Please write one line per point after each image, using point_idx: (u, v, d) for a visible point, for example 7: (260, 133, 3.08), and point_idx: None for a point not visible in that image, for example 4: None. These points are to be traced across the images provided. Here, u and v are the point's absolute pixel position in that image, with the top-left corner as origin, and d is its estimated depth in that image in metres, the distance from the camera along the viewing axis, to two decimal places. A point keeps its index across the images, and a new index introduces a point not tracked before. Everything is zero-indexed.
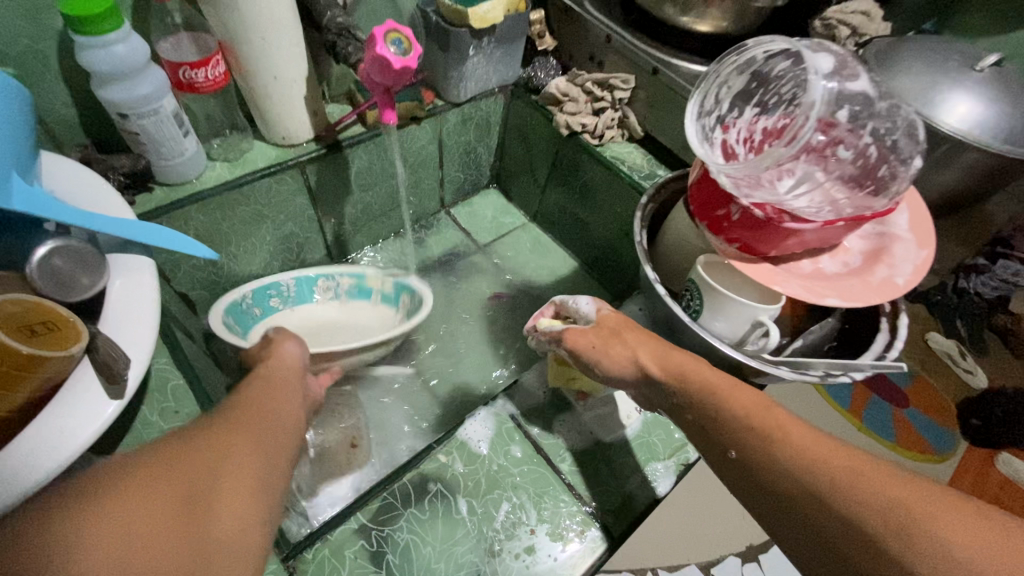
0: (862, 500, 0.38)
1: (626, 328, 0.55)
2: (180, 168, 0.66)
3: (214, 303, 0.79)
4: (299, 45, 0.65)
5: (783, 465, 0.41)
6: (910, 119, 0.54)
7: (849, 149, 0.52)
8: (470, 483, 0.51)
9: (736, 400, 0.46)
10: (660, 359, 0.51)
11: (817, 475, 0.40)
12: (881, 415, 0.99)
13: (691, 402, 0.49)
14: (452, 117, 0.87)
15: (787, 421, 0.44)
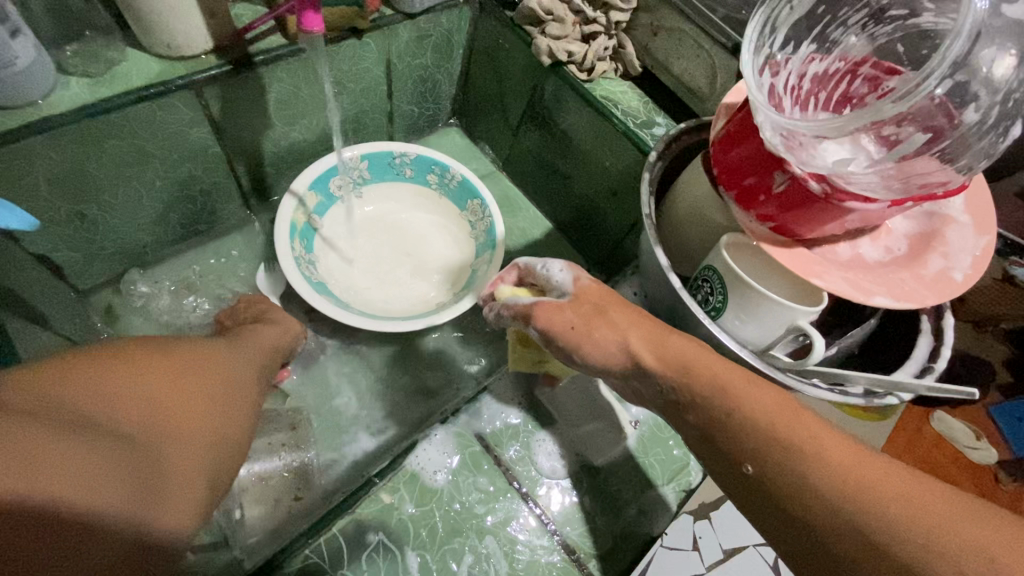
0: (928, 532, 0.29)
1: (613, 303, 0.41)
2: (5, 84, 0.46)
3: (89, 267, 0.61)
4: None
5: (820, 489, 0.32)
6: None
7: (974, 110, 0.37)
8: (423, 530, 0.39)
9: (754, 400, 0.35)
10: (659, 348, 0.38)
11: (863, 503, 0.31)
12: None
13: (694, 403, 0.36)
14: (404, 33, 0.68)
15: (818, 427, 0.34)
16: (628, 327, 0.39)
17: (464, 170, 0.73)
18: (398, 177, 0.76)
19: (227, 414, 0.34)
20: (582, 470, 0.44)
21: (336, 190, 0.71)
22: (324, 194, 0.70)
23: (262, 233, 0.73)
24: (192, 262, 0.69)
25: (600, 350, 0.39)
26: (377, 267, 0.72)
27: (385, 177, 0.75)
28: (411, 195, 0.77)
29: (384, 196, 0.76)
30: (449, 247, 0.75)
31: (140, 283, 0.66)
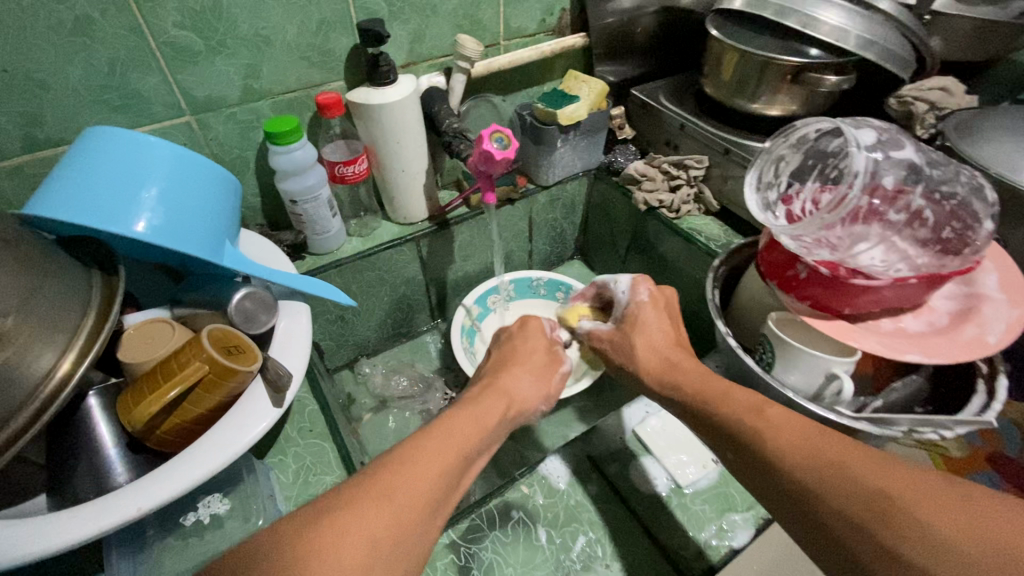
0: (838, 483, 0.38)
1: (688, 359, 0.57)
2: (326, 241, 0.82)
3: (338, 353, 0.93)
4: (423, 145, 0.82)
5: (771, 452, 0.42)
6: (975, 179, 0.56)
7: (898, 212, 0.58)
8: (550, 514, 0.55)
9: (728, 404, 0.48)
10: (663, 365, 0.56)
11: (803, 464, 0.40)
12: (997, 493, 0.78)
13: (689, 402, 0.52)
14: (541, 198, 0.99)
15: (788, 419, 0.44)
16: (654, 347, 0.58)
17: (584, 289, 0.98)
18: (534, 295, 1.03)
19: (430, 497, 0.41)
20: (671, 489, 0.58)
21: (491, 305, 1.00)
22: (483, 305, 0.99)
23: (441, 335, 1.04)
24: (395, 354, 1.01)
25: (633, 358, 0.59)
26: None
27: (525, 295, 1.03)
28: (544, 307, 1.03)
29: (525, 309, 1.03)
30: None
31: (364, 366, 0.97)
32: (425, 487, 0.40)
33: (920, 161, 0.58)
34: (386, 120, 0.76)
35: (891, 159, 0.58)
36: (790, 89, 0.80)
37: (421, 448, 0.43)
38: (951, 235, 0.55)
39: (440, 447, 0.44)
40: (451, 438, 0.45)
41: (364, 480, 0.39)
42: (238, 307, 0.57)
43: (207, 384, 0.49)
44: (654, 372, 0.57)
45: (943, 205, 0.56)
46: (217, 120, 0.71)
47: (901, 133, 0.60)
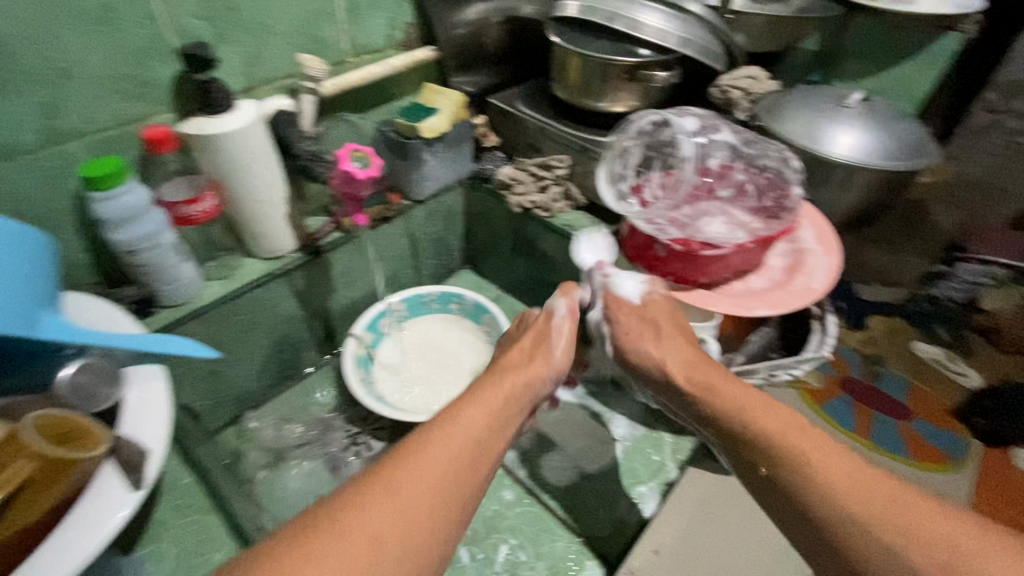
0: (894, 531, 0.38)
1: (665, 317, 0.61)
2: (181, 290, 0.74)
3: (216, 412, 0.84)
4: (278, 174, 0.77)
5: (819, 483, 0.42)
6: (782, 152, 0.65)
7: (727, 188, 0.66)
8: (469, 531, 0.54)
9: (760, 418, 0.48)
10: (690, 373, 0.56)
11: (853, 509, 0.40)
12: (845, 410, 1.05)
13: (718, 419, 0.52)
14: (419, 213, 0.98)
15: (820, 445, 0.44)
16: (672, 357, 0.58)
17: (476, 297, 0.99)
18: (428, 310, 1.01)
19: (416, 492, 0.41)
20: (581, 478, 0.60)
21: (385, 329, 0.96)
22: (376, 330, 0.95)
23: (333, 370, 0.98)
24: (284, 400, 0.93)
25: (651, 362, 0.59)
26: (418, 377, 0.93)
27: (418, 313, 1.01)
28: (439, 322, 1.01)
29: (421, 326, 1.00)
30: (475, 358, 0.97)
31: (251, 421, 0.88)
32: (433, 488, 0.42)
33: (736, 142, 0.67)
34: (230, 151, 0.70)
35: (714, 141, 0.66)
36: (628, 86, 0.87)
37: (412, 459, 0.43)
38: (771, 202, 0.64)
39: (456, 445, 0.45)
40: (467, 423, 0.48)
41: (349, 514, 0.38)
42: (70, 385, 0.49)
43: (46, 475, 0.44)
44: (678, 368, 0.57)
45: (760, 176, 0.65)
46: (16, 171, 0.60)
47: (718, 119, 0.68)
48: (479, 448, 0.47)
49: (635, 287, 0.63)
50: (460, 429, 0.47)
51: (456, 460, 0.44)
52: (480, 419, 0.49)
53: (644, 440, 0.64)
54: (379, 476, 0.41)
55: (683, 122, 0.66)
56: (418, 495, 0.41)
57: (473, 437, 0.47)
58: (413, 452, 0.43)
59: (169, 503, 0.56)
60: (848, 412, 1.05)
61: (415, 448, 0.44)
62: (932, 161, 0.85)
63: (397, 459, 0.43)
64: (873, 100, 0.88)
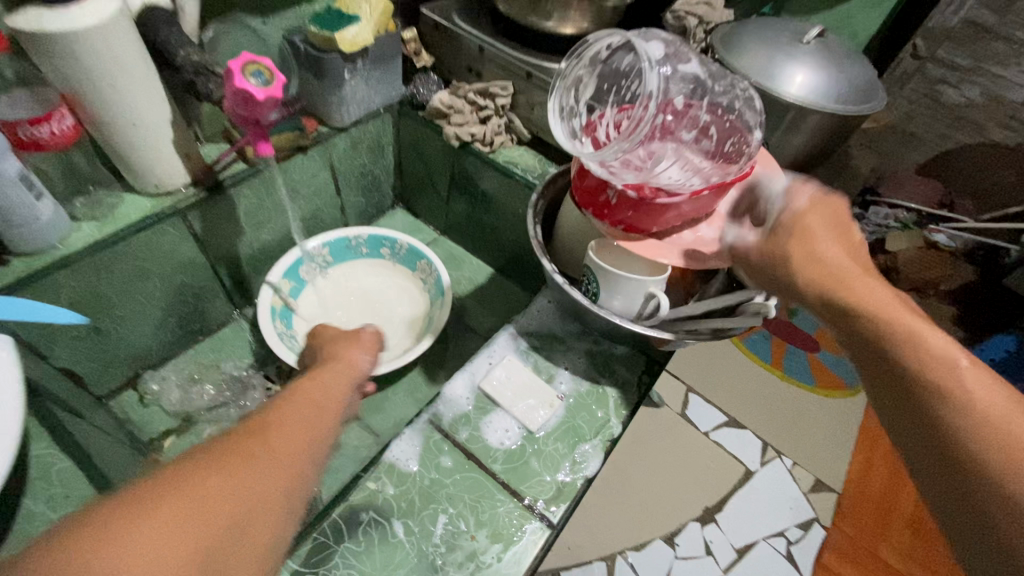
0: (1005, 451, 0.33)
1: (815, 226, 0.44)
2: (39, 234, 0.60)
3: (105, 374, 0.73)
4: (156, 87, 0.62)
5: (946, 390, 0.35)
6: (748, 92, 0.62)
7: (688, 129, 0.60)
8: (403, 503, 0.50)
9: (871, 296, 0.40)
10: (832, 281, 0.41)
11: (993, 425, 0.33)
12: (764, 346, 1.33)
13: (877, 347, 0.39)
14: (341, 142, 0.85)
15: (994, 392, 0.34)
16: (807, 254, 0.42)
17: (409, 239, 0.90)
18: (356, 255, 0.92)
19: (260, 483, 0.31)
20: (524, 436, 0.57)
21: (306, 275, 0.86)
22: (296, 278, 0.85)
23: (249, 322, 0.88)
24: (193, 360, 0.83)
25: (805, 268, 0.43)
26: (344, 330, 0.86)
27: (345, 257, 0.91)
28: (369, 267, 0.92)
29: (348, 274, 0.91)
30: (407, 307, 0.90)
31: (151, 382, 0.78)
32: (270, 492, 0.31)
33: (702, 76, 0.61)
34: (83, 54, 0.54)
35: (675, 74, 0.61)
36: (579, 3, 0.77)
37: (256, 447, 0.33)
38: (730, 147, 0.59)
39: (300, 427, 0.36)
40: (299, 417, 0.37)
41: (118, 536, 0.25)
42: None
43: None
44: (811, 277, 0.42)
45: (720, 117, 0.60)
46: None
47: (683, 48, 0.62)
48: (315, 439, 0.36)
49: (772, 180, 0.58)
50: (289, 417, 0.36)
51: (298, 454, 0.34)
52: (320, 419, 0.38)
53: (588, 396, 0.61)
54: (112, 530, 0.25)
55: (650, 48, 0.58)
56: (254, 504, 0.30)
57: (318, 421, 0.38)
58: (227, 457, 0.31)
59: (36, 494, 0.47)
60: (767, 347, 1.33)
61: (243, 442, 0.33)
62: (878, 107, 0.83)
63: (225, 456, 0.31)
64: (830, 37, 0.84)
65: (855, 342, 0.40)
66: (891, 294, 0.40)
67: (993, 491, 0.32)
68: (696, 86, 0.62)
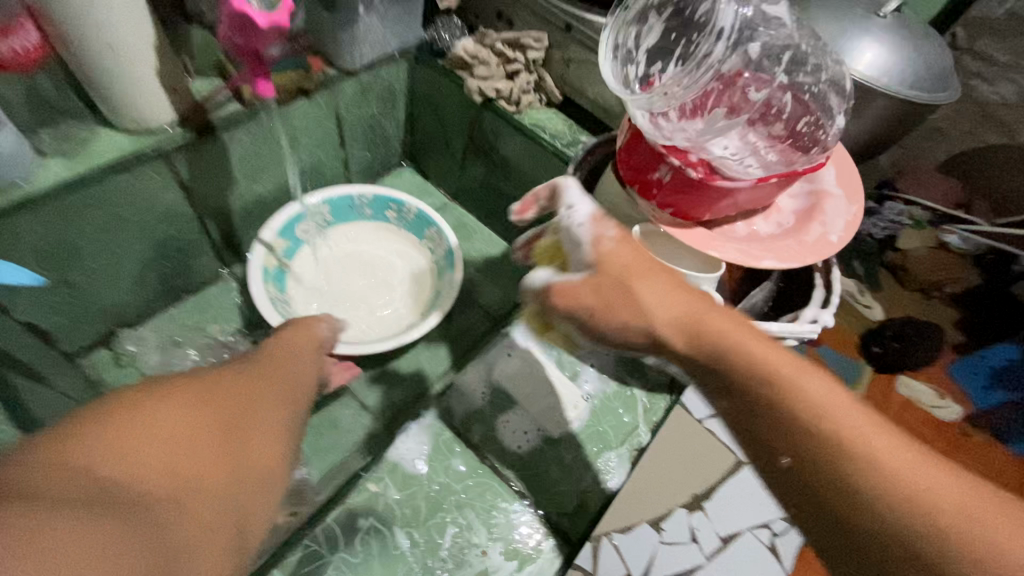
0: (861, 476, 0.33)
1: (637, 275, 0.42)
2: (1, 168, 0.51)
3: (75, 330, 0.66)
4: (138, 4, 0.52)
5: (805, 427, 0.35)
6: (837, 71, 0.53)
7: (760, 91, 0.51)
8: (408, 510, 0.44)
9: (731, 336, 0.39)
10: (692, 333, 0.40)
11: (855, 455, 0.34)
12: None
13: (740, 394, 0.38)
14: (349, 88, 0.76)
15: (845, 411, 0.36)
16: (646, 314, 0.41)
17: (419, 204, 0.81)
18: (358, 217, 0.83)
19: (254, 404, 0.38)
20: (542, 439, 0.51)
21: (300, 235, 0.78)
22: (291, 236, 0.77)
23: (238, 282, 0.80)
24: (174, 319, 0.75)
25: (647, 318, 0.41)
26: (341, 298, 0.79)
27: (346, 218, 0.82)
28: (372, 231, 0.84)
29: (347, 235, 0.83)
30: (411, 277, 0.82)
31: (128, 342, 0.71)
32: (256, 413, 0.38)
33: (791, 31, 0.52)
34: None
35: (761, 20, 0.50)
36: None
37: (241, 381, 0.40)
38: (807, 128, 0.51)
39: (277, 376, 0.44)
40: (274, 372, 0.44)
41: (171, 403, 0.32)
42: None
43: None
44: (672, 323, 0.40)
45: (800, 93, 0.51)
46: None
47: None
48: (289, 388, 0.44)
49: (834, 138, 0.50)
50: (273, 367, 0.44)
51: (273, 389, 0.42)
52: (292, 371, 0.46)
53: (614, 398, 0.55)
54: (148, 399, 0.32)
55: None
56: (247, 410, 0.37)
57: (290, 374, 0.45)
58: (227, 382, 0.39)
59: None
60: None
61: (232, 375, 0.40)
62: (951, 98, 0.74)
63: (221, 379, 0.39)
64: (906, 13, 0.75)
65: (721, 392, 0.39)
66: (756, 339, 0.39)
67: (867, 520, 0.33)
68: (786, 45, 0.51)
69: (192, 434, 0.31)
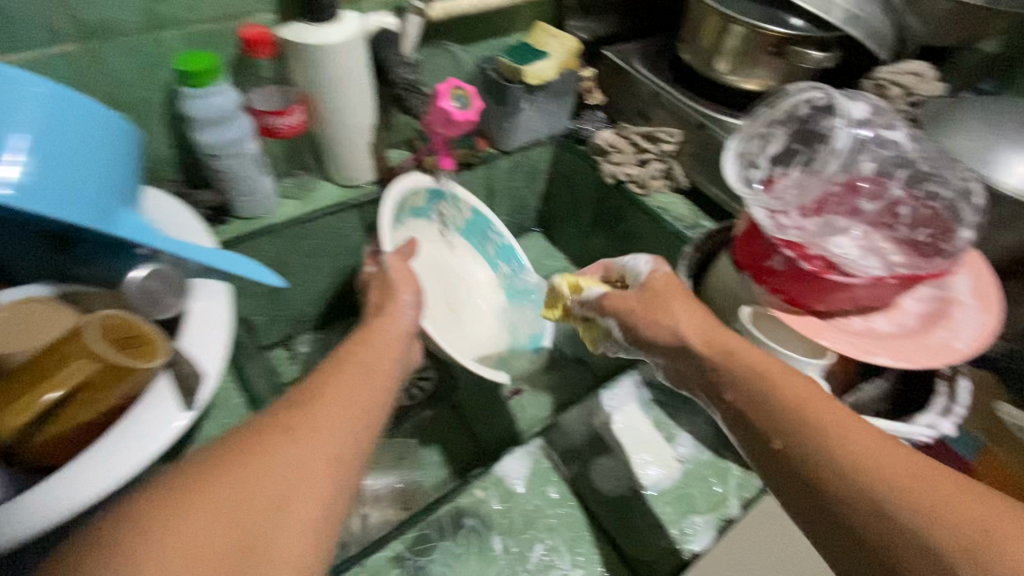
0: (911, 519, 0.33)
1: (675, 295, 0.51)
2: (256, 204, 0.71)
3: (271, 329, 0.84)
4: (370, 97, 0.71)
5: (861, 471, 0.36)
6: (965, 184, 0.55)
7: (874, 200, 0.56)
8: (506, 521, 0.51)
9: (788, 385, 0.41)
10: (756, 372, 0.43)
11: (906, 499, 0.34)
12: None
13: (790, 444, 0.39)
14: (503, 164, 0.91)
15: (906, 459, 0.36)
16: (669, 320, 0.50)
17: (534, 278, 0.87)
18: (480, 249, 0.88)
19: (317, 462, 0.34)
20: (633, 490, 0.55)
21: (434, 213, 0.81)
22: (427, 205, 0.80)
23: None
24: (338, 332, 0.91)
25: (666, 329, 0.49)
26: (434, 288, 0.81)
27: (473, 239, 0.87)
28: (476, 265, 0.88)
29: (465, 249, 0.86)
30: (490, 327, 0.85)
31: (301, 344, 0.89)
32: (320, 462, 0.35)
33: (908, 148, 0.56)
34: (327, 64, 0.64)
35: (879, 138, 0.56)
36: (770, 62, 0.72)
37: (305, 424, 0.36)
38: (929, 237, 0.53)
39: (350, 402, 0.40)
40: (349, 398, 0.40)
41: (175, 507, 0.29)
42: (138, 288, 0.48)
43: (94, 383, 0.42)
44: (697, 339, 0.48)
45: (919, 203, 0.55)
46: (110, 50, 0.58)
47: (892, 115, 0.58)
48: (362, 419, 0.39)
49: (968, 241, 0.52)
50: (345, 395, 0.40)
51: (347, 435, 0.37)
52: (366, 392, 0.41)
53: (707, 467, 0.58)
54: (182, 479, 0.30)
55: (855, 109, 0.55)
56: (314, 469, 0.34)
57: (364, 398, 0.41)
58: (281, 424, 0.36)
59: (215, 418, 0.55)
60: None
61: (288, 419, 0.36)
62: None
63: (275, 428, 0.35)
64: None
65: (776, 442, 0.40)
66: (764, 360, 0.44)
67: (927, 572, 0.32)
68: (901, 160, 0.56)
69: (227, 522, 0.30)
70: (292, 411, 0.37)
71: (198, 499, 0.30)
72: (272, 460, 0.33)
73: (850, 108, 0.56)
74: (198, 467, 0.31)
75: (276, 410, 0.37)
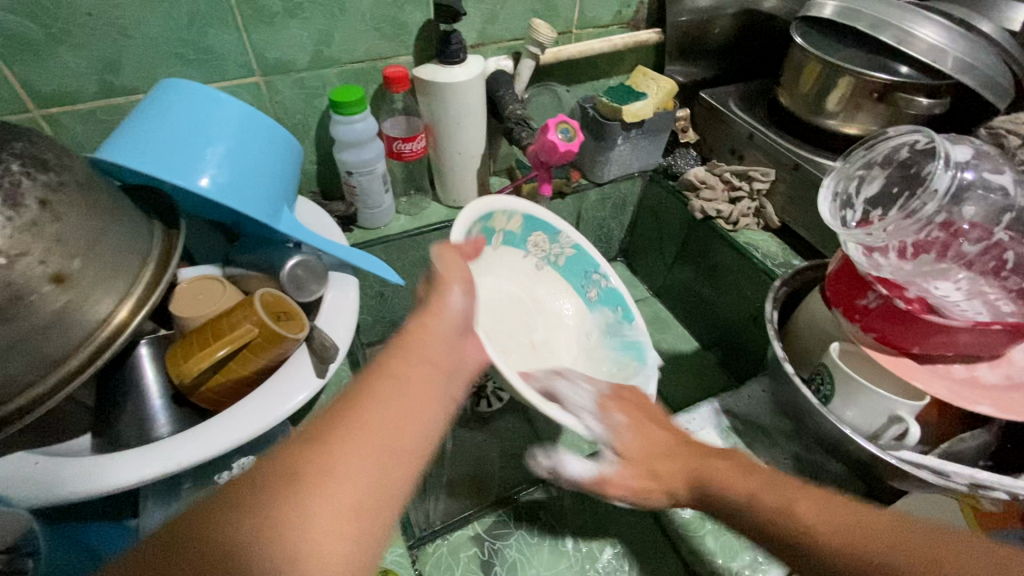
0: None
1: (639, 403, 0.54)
2: (376, 217, 0.82)
3: (373, 328, 0.94)
4: (482, 129, 0.80)
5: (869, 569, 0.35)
6: None
7: (976, 243, 0.54)
8: (578, 521, 0.55)
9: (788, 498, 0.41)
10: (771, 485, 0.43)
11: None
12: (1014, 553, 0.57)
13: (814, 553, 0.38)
14: (593, 195, 0.96)
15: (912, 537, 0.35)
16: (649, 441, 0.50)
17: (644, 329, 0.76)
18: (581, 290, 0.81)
19: (351, 483, 0.31)
20: None
21: (531, 243, 0.77)
22: (523, 234, 0.76)
23: None
24: None
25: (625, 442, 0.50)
26: (514, 316, 0.72)
27: (573, 279, 0.81)
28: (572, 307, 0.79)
29: (561, 290, 0.80)
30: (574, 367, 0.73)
31: None
32: (357, 481, 0.31)
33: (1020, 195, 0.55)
34: (451, 100, 0.74)
35: (986, 183, 0.55)
36: (873, 108, 0.73)
37: (335, 442, 0.32)
38: None
39: (389, 410, 0.36)
40: (388, 405, 0.36)
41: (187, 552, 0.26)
42: (289, 274, 0.58)
43: (255, 346, 0.51)
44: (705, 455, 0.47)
45: None
46: (284, 83, 0.71)
47: (1001, 161, 0.57)
48: (400, 428, 0.35)
49: None
50: (379, 416, 0.35)
51: (387, 447, 0.34)
52: (406, 399, 0.37)
53: None
54: (200, 522, 0.28)
55: (959, 152, 0.56)
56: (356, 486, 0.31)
57: (401, 403, 0.37)
58: (303, 444, 0.32)
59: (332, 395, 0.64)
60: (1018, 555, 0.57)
61: (312, 439, 0.33)
62: None
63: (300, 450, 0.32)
64: None
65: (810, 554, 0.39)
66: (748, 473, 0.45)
67: None
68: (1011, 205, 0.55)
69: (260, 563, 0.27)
70: (320, 431, 0.33)
71: (218, 538, 0.27)
72: (299, 487, 0.30)
73: (954, 151, 0.56)
74: (215, 506, 0.28)
75: (302, 431, 0.33)
